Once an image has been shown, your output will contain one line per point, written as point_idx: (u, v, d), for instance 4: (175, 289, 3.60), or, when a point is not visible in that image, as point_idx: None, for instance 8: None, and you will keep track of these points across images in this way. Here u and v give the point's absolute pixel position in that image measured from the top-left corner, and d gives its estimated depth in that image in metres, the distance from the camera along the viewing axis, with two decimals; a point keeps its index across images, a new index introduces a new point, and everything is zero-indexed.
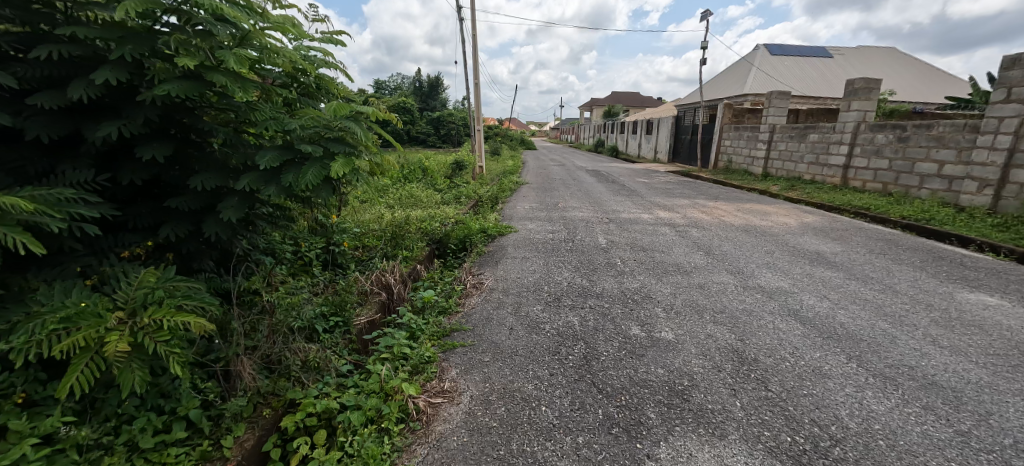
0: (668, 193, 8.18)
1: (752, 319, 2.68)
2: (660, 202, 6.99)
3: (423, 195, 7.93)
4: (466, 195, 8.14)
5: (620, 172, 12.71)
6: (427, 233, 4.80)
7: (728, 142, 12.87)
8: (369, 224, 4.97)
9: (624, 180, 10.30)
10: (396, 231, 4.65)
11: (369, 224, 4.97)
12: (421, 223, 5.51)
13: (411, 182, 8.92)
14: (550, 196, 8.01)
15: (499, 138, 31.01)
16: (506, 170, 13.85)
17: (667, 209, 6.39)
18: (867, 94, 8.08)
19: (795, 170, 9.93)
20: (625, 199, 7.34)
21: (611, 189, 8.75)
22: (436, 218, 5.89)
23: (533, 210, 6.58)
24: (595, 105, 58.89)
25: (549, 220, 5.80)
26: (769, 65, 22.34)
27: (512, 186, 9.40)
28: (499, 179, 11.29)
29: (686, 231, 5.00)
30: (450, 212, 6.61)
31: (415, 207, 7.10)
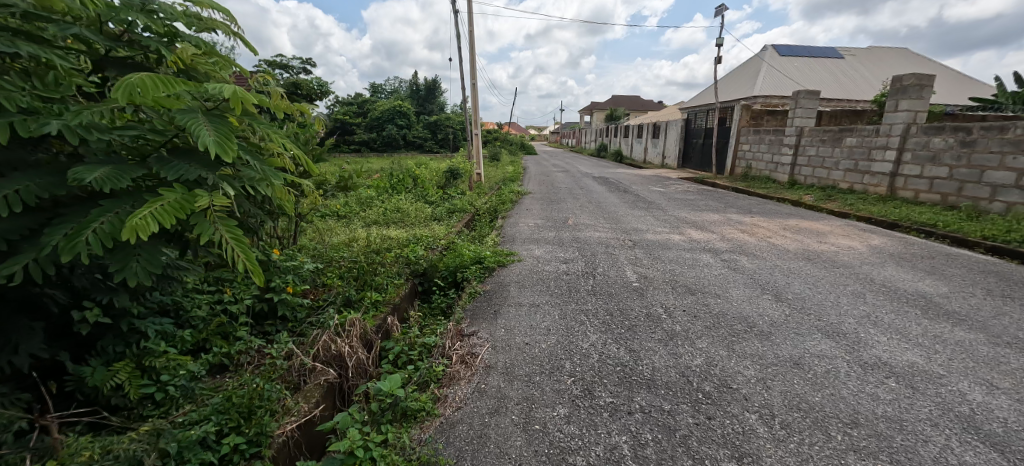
0: (691, 205, 7.14)
1: (915, 441, 1.64)
2: (687, 218, 5.95)
3: (410, 209, 6.85)
4: (460, 209, 7.07)
5: (630, 179, 11.66)
6: (406, 266, 3.78)
7: (747, 146, 11.84)
8: (333, 253, 3.94)
9: (637, 189, 9.26)
10: (365, 265, 3.62)
11: (333, 254, 3.94)
12: (402, 249, 4.44)
13: (398, 194, 7.84)
14: (557, 209, 6.97)
15: (499, 143, 30.02)
16: (506, 177, 12.82)
17: (699, 228, 5.34)
18: (919, 92, 7.11)
19: (830, 177, 8.89)
20: (646, 213, 6.29)
21: (625, 200, 7.71)
22: (421, 242, 4.81)
23: (539, 229, 5.52)
24: (596, 109, 58.01)
25: (559, 242, 4.75)
26: (780, 66, 21.34)
27: (512, 197, 8.33)
28: (498, 189, 10.22)
29: (734, 260, 3.97)
30: (440, 231, 5.52)
31: (400, 225, 6.03)
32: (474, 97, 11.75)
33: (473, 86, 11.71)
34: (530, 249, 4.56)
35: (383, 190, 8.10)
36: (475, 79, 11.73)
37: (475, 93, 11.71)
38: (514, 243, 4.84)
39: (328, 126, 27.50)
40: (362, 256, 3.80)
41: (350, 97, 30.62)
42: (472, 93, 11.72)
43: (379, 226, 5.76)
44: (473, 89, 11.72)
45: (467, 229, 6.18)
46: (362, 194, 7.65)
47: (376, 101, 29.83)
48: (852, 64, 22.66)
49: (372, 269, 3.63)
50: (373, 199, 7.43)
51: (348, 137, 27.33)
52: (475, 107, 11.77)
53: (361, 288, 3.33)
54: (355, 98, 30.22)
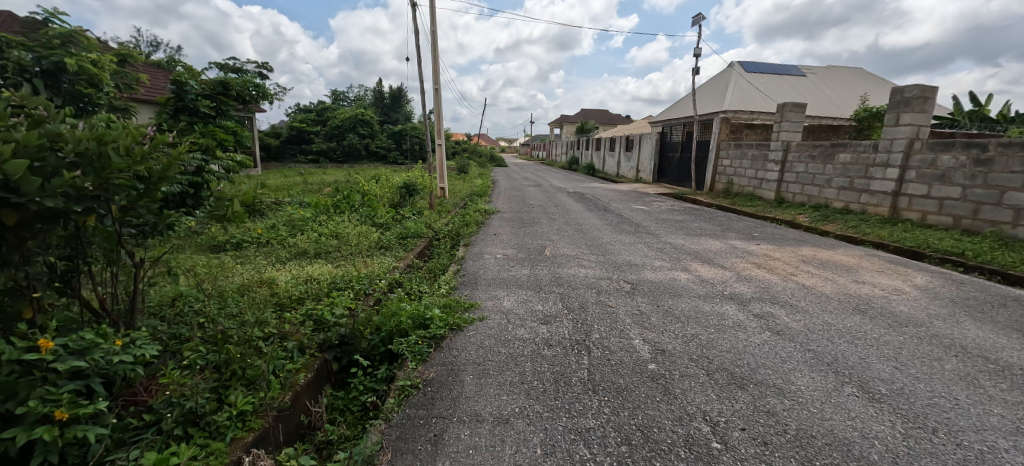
0: (683, 227, 6.23)
1: None
2: (686, 247, 4.98)
3: (348, 236, 5.55)
4: (412, 235, 5.81)
5: (608, 194, 10.78)
6: (309, 342, 2.55)
7: (726, 161, 11.16)
8: (191, 332, 2.62)
9: (618, 207, 8.34)
10: (240, 342, 2.36)
11: (193, 332, 2.63)
12: (314, 303, 3.16)
13: (340, 215, 6.52)
14: (530, 234, 5.85)
15: (467, 155, 28.98)
16: (473, 193, 11.71)
17: (705, 262, 4.35)
18: (922, 104, 6.43)
19: (821, 195, 8.14)
20: (636, 240, 5.27)
21: (608, 221, 6.74)
22: (346, 287, 3.54)
23: (508, 263, 4.38)
24: (564, 123, 58.23)
25: (534, 286, 3.60)
26: (749, 82, 21.30)
27: (477, 217, 7.17)
28: (463, 207, 9.04)
29: (771, 316, 2.94)
30: (380, 268, 4.26)
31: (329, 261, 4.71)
32: (437, 103, 10.61)
33: (436, 92, 10.58)
34: (496, 296, 3.37)
35: (321, 210, 6.74)
36: (438, 84, 10.61)
37: (437, 100, 10.59)
38: (474, 287, 3.66)
39: (284, 135, 25.74)
40: (239, 331, 2.52)
41: (309, 104, 28.92)
42: (435, 99, 10.58)
43: (301, 263, 4.44)
44: (435, 95, 10.59)
45: (418, 263, 4.94)
46: (294, 217, 6.29)
47: (337, 108, 28.22)
48: (817, 81, 22.93)
49: (250, 348, 2.35)
50: (307, 223, 6.08)
51: (306, 147, 25.63)
52: (438, 114, 10.63)
53: (220, 387, 2.06)
54: (315, 105, 28.55)
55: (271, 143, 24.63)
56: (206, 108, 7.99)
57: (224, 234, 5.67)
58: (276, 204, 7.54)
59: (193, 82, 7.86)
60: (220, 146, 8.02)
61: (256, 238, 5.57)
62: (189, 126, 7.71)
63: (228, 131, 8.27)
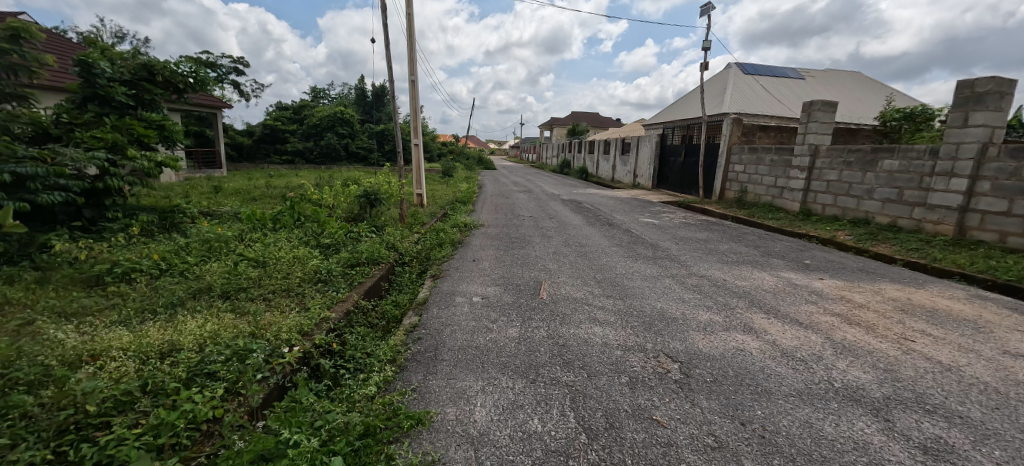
0: (711, 250, 4.95)
1: None
2: (730, 283, 3.68)
3: (273, 267, 4.13)
4: (362, 263, 4.40)
5: (607, 203, 9.52)
6: None
7: (737, 166, 9.94)
8: None
9: (623, 219, 7.06)
10: None
11: None
12: (130, 426, 1.77)
13: (277, 233, 5.10)
14: (519, 259, 4.50)
15: (454, 157, 27.57)
16: (454, 200, 10.33)
17: (769, 312, 3.04)
18: (998, 101, 5.21)
19: (859, 209, 6.91)
20: (660, 273, 3.94)
21: (615, 240, 5.44)
22: (212, 376, 2.14)
23: (487, 314, 3.02)
24: (555, 124, 57.16)
25: (525, 369, 2.24)
26: (751, 83, 20.22)
27: (454, 234, 5.76)
28: (441, 219, 7.62)
29: (951, 454, 1.65)
30: (296, 327, 2.87)
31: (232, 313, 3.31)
32: (413, 97, 9.17)
33: (412, 84, 9.14)
34: (460, 398, 2.01)
35: (255, 227, 5.31)
36: (415, 75, 9.18)
37: (414, 93, 9.14)
38: (430, 368, 2.30)
39: (257, 133, 24.17)
40: None
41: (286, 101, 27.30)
42: (410, 92, 9.14)
43: (183, 317, 3.04)
44: (412, 88, 9.15)
45: (363, 309, 3.54)
46: (214, 235, 4.85)
47: (315, 106, 26.59)
48: (820, 83, 21.92)
49: None
50: (227, 245, 4.65)
51: (281, 146, 24.05)
52: (414, 109, 9.18)
53: None
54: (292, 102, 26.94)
55: (242, 142, 23.03)
56: (123, 97, 6.53)
57: (110, 260, 4.24)
58: (204, 216, 6.07)
59: (105, 64, 6.37)
60: (140, 144, 6.54)
61: (151, 267, 4.14)
62: (97, 118, 6.34)
63: (153, 125, 6.80)
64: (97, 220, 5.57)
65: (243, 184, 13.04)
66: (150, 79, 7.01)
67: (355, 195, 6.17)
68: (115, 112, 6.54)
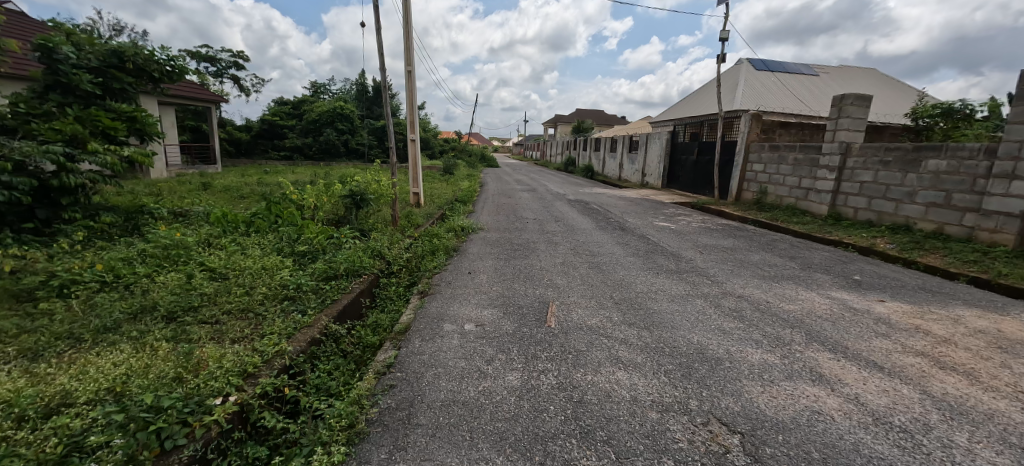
0: (741, 261, 4.33)
1: None
2: (775, 307, 3.06)
3: (234, 280, 3.54)
4: (340, 275, 3.81)
5: (616, 204, 8.89)
6: None
7: (756, 165, 9.27)
8: None
9: (636, 223, 6.44)
10: None
11: None
12: None
13: (248, 238, 4.50)
14: (522, 271, 3.89)
15: (456, 154, 26.96)
16: (453, 200, 9.73)
17: (836, 351, 2.42)
18: None
19: (898, 213, 6.26)
20: (689, 292, 3.32)
21: (630, 248, 4.82)
22: (94, 456, 1.54)
23: (480, 349, 2.41)
24: (560, 121, 56.50)
25: (528, 445, 1.63)
26: (765, 78, 19.46)
27: (449, 240, 5.15)
28: (437, 221, 7.02)
29: None
30: (238, 367, 2.27)
31: (170, 342, 2.72)
32: (409, 90, 8.55)
33: (408, 75, 8.52)
34: None
35: (224, 232, 4.72)
36: (412, 65, 8.56)
37: (410, 85, 8.52)
38: (400, 439, 1.70)
39: (255, 129, 23.68)
40: None
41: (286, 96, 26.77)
42: (407, 84, 8.51)
43: (103, 353, 2.45)
44: (408, 79, 8.52)
45: (334, 336, 2.95)
46: (175, 240, 4.27)
47: (314, 101, 26.00)
48: (836, 79, 21.10)
49: None
50: (188, 252, 4.05)
51: (279, 142, 23.55)
52: (411, 103, 8.56)
53: None
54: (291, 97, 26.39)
55: (239, 138, 22.54)
56: (89, 85, 5.95)
57: (47, 270, 3.65)
58: (172, 218, 5.49)
59: (68, 49, 5.79)
60: (106, 137, 5.97)
61: (93, 279, 3.55)
62: (59, 108, 5.76)
63: (123, 116, 6.20)
64: (52, 221, 5.01)
65: (233, 181, 12.46)
66: (121, 67, 6.43)
67: (339, 195, 5.44)
68: (80, 102, 5.95)
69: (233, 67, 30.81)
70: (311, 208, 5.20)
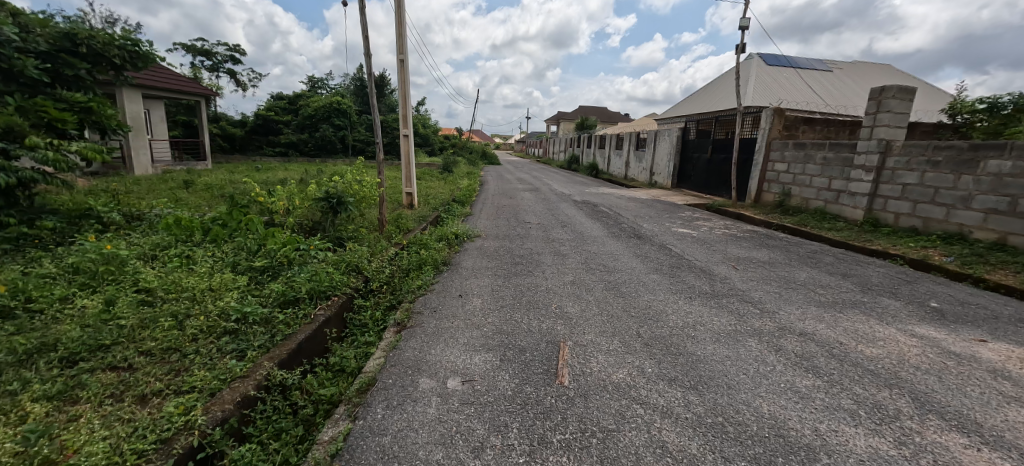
0: (786, 280, 3.63)
1: None
2: (853, 351, 2.37)
3: (169, 308, 2.85)
4: (303, 298, 3.13)
5: (626, 206, 8.20)
6: None
7: (777, 165, 8.54)
8: None
9: (652, 229, 5.75)
10: None
11: None
12: None
13: (201, 250, 3.82)
14: (524, 294, 3.18)
15: (457, 151, 26.27)
16: (450, 200, 9.05)
17: (968, 433, 1.72)
18: None
19: (949, 220, 5.55)
20: (738, 330, 2.60)
21: (652, 261, 4.13)
22: None
23: (466, 426, 1.72)
24: (562, 118, 55.68)
25: None
26: (778, 73, 18.63)
27: (439, 249, 4.46)
28: (429, 225, 6.34)
29: None
30: (118, 457, 1.63)
31: (55, 403, 2.03)
32: (401, 80, 7.81)
33: (400, 64, 7.78)
34: None
35: (176, 241, 4.03)
36: (404, 53, 7.82)
37: (402, 74, 7.78)
38: None
39: (249, 124, 23.02)
40: None
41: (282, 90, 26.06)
42: (398, 73, 7.77)
43: None
44: (400, 68, 7.78)
45: (279, 387, 2.26)
46: (111, 251, 3.57)
47: (311, 96, 25.27)
48: (852, 74, 20.25)
49: None
50: (123, 266, 3.36)
51: (274, 138, 22.91)
52: (403, 94, 7.83)
53: None
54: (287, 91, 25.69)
55: (234, 134, 21.89)
56: (35, 71, 5.24)
57: None
58: (126, 224, 4.78)
59: (8, 30, 5.07)
60: (53, 130, 5.27)
61: None
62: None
63: (75, 106, 5.48)
64: None
65: (218, 178, 11.80)
66: (75, 51, 5.72)
67: (311, 197, 4.57)
68: (24, 90, 5.24)
69: (229, 61, 30.09)
70: (281, 212, 4.51)
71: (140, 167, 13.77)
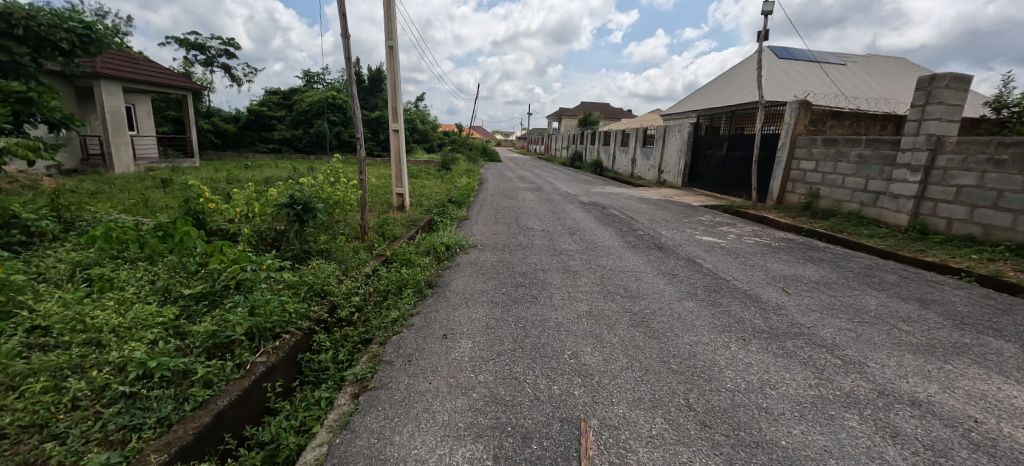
0: (854, 308, 2.92)
1: None
2: (1001, 439, 1.65)
3: (56, 358, 2.13)
4: (243, 339, 2.42)
5: (638, 208, 7.48)
6: None
7: (802, 164, 7.79)
8: None
9: (673, 237, 5.03)
10: None
11: None
12: None
13: (131, 270, 3.10)
14: (527, 334, 2.45)
15: (456, 147, 25.57)
16: (445, 201, 8.35)
17: None
18: None
19: (1016, 228, 4.82)
20: (824, 398, 1.88)
21: (681, 281, 3.42)
22: None
23: None
24: (564, 114, 54.92)
25: None
26: (792, 65, 17.75)
27: (425, 264, 3.75)
28: (419, 231, 5.64)
29: None
30: None
31: None
32: (390, 69, 7.06)
33: (388, 51, 7.02)
34: None
35: (105, 258, 3.31)
36: (393, 39, 7.06)
37: (391, 62, 7.03)
38: None
39: (242, 120, 22.32)
40: None
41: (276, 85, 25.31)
42: (387, 61, 7.02)
43: None
44: (389, 56, 7.02)
45: None
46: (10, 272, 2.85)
47: (305, 90, 24.49)
48: (869, 66, 19.37)
49: None
50: (18, 294, 2.64)
51: (267, 135, 22.22)
52: (393, 85, 7.08)
53: None
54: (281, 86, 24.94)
55: (226, 130, 21.20)
56: None
57: None
58: (61, 234, 4.05)
59: None
60: None
61: None
62: None
63: (8, 97, 4.74)
64: None
65: (200, 177, 11.11)
66: (11, 34, 4.98)
67: (272, 205, 3.79)
68: None
69: (223, 55, 29.34)
70: (238, 221, 3.78)
71: (121, 165, 13.07)
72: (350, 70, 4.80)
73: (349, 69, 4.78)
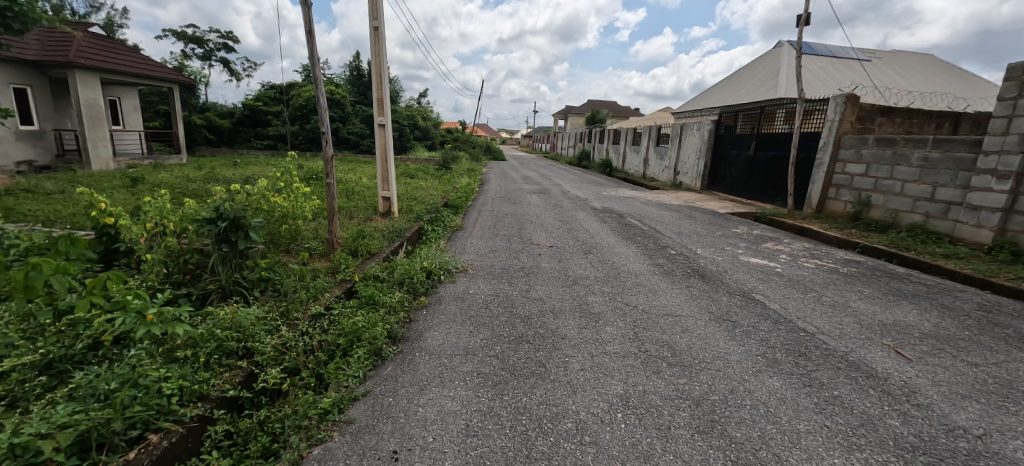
0: (1022, 395, 1.93)
1: None
2: None
3: None
4: (67, 458, 1.48)
5: (659, 216, 6.52)
6: None
7: (848, 167, 6.77)
8: None
9: (712, 257, 4.07)
10: None
11: None
12: None
13: None
14: (528, 455, 1.49)
15: (458, 146, 24.62)
16: (439, 205, 7.42)
17: None
18: None
19: None
20: None
21: (746, 332, 2.45)
22: None
23: None
24: (570, 112, 53.79)
25: None
26: (818, 59, 16.57)
27: (394, 299, 2.79)
28: (401, 245, 4.70)
29: None
30: None
31: None
32: (374, 53, 6.10)
33: (373, 32, 6.07)
34: None
35: None
36: (379, 19, 6.10)
37: (375, 45, 6.07)
38: None
39: (236, 115, 21.54)
40: None
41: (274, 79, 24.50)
42: (370, 43, 6.05)
43: None
44: (373, 37, 6.06)
45: None
46: None
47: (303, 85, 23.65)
48: (898, 61, 18.11)
49: None
50: None
51: (263, 130, 21.41)
52: (378, 72, 6.13)
53: None
54: None
55: (219, 125, 20.44)
56: None
57: None
58: None
59: None
60: None
61: None
62: None
63: None
64: None
65: (177, 176, 10.27)
66: None
67: (190, 221, 2.84)
68: None
69: (223, 49, 28.64)
70: (146, 241, 2.84)
71: (99, 161, 12.23)
72: (312, 48, 3.85)
73: (311, 46, 3.83)
